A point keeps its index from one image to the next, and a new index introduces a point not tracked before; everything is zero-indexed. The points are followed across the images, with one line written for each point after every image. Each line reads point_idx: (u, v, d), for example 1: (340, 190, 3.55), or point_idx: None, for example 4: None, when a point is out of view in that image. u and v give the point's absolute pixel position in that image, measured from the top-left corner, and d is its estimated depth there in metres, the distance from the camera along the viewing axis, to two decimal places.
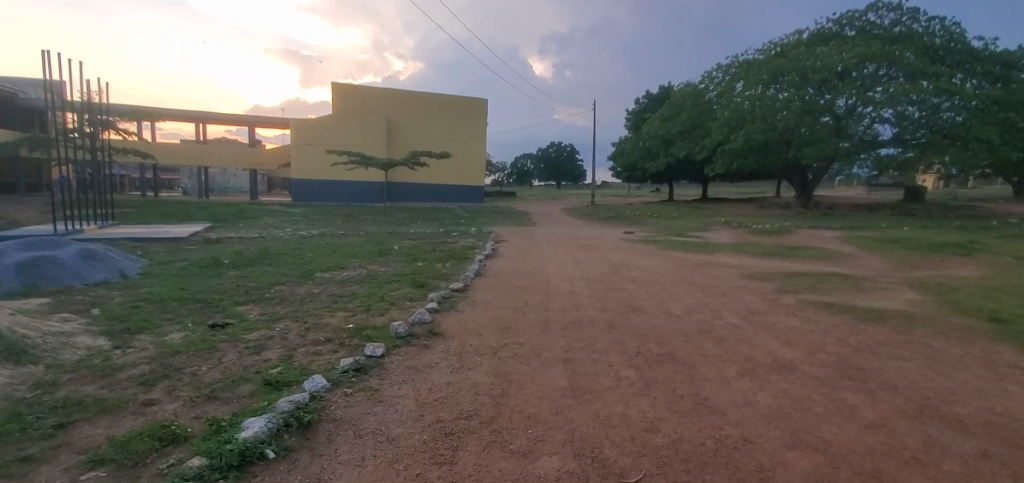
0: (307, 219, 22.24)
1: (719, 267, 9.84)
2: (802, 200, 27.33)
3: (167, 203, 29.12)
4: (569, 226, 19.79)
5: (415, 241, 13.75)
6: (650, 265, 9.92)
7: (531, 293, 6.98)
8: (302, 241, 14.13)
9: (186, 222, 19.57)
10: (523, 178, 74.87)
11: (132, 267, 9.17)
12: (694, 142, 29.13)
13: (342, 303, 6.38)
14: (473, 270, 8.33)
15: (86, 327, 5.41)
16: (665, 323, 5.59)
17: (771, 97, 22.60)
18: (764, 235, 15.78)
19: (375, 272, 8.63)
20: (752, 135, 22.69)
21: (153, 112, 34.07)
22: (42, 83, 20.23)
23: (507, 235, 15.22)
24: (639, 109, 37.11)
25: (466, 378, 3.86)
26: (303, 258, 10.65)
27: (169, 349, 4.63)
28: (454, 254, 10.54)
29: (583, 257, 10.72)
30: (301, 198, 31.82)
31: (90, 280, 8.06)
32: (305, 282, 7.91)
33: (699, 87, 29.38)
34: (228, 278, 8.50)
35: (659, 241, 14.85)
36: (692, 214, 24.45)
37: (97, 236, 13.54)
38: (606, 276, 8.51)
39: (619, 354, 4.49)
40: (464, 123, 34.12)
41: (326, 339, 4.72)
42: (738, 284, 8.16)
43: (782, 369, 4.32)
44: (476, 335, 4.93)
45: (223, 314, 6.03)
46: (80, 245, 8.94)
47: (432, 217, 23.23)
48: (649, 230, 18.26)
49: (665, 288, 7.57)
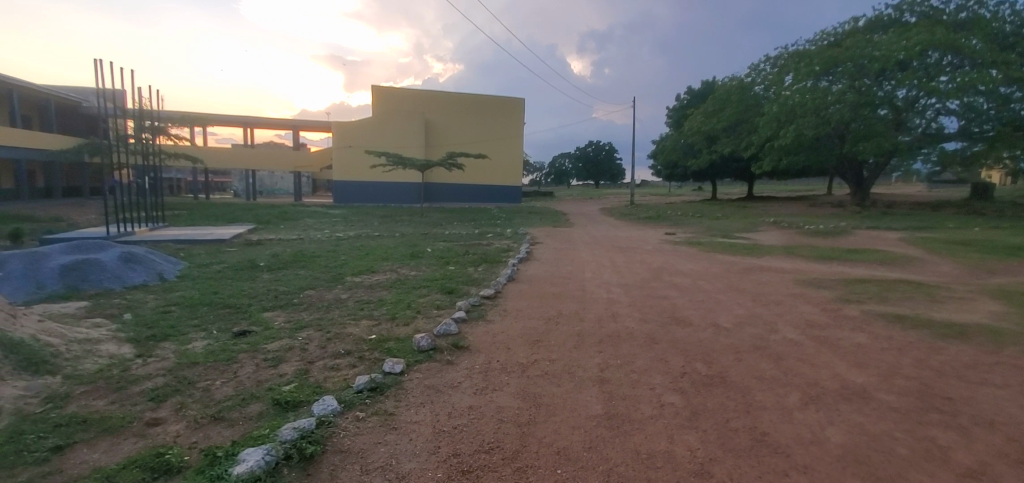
0: (346, 220, 22.53)
1: (770, 273, 9.11)
2: (857, 197, 25.75)
3: (216, 205, 30.22)
4: (607, 227, 19.18)
5: (450, 243, 13.53)
6: (694, 270, 9.32)
7: (566, 301, 6.57)
8: (338, 243, 14.16)
9: (231, 224, 20.15)
10: (561, 178, 74.18)
11: (171, 269, 9.31)
12: (740, 138, 27.85)
13: (368, 311, 6.14)
14: (506, 275, 7.95)
15: (114, 333, 5.41)
16: (712, 338, 5.07)
17: (824, 90, 21.26)
18: (818, 237, 14.74)
19: (405, 276, 8.39)
20: (803, 130, 21.40)
21: (204, 118, 35.47)
22: (99, 92, 21.30)
23: (543, 237, 14.78)
24: (681, 105, 35.88)
25: (490, 400, 3.50)
26: (336, 260, 10.58)
27: (187, 360, 4.48)
28: (487, 257, 10.22)
29: (621, 261, 10.18)
30: (342, 199, 32.39)
31: (130, 283, 8.20)
32: (334, 286, 7.76)
33: (746, 80, 28.07)
34: (261, 282, 8.47)
35: (703, 242, 14.12)
36: (737, 214, 23.33)
37: (145, 238, 13.97)
38: (646, 282, 8.00)
39: (661, 375, 4.03)
40: (501, 123, 33.88)
41: (345, 352, 4.46)
42: (793, 292, 7.46)
43: (853, 398, 3.74)
44: (504, 349, 4.57)
45: (248, 321, 5.92)
46: (123, 248, 9.15)
47: (468, 218, 23.08)
48: (692, 230, 17.41)
49: (712, 296, 6.98)
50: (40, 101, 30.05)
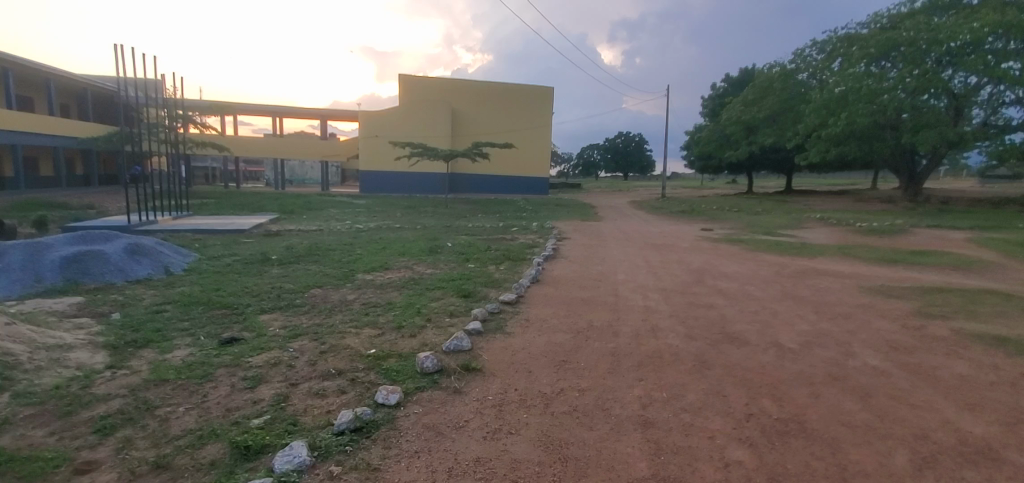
0: (370, 211, 22.11)
1: (827, 278, 8.06)
2: (910, 191, 23.97)
3: (243, 194, 30.30)
4: (638, 221, 18.19)
5: (472, 237, 12.82)
6: (740, 272, 8.37)
7: (598, 309, 5.75)
8: (357, 235, 13.61)
9: (254, 213, 19.93)
10: (590, 170, 72.49)
11: (179, 262, 8.88)
12: (783, 128, 26.25)
13: (372, 317, 5.46)
14: (530, 277, 7.14)
15: (92, 338, 4.89)
16: (776, 363, 4.19)
17: (878, 77, 19.73)
18: (872, 236, 13.46)
19: (419, 275, 7.70)
20: (855, 119, 19.79)
21: (233, 108, 35.56)
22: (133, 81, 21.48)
23: (571, 232, 13.90)
24: (718, 94, 34.24)
25: (503, 451, 2.74)
26: (350, 255, 9.99)
27: (156, 376, 3.88)
28: (509, 254, 9.44)
29: (657, 260, 9.24)
30: (368, 189, 32.06)
31: (132, 277, 7.79)
32: (343, 285, 7.13)
33: (790, 67, 26.52)
34: (270, 277, 7.95)
35: (745, 240, 13.05)
36: (778, 209, 21.94)
37: (165, 229, 13.68)
38: (688, 286, 7.11)
39: (721, 416, 3.20)
40: (529, 113, 32.97)
41: (336, 371, 3.78)
42: (861, 303, 6.44)
43: (979, 461, 2.85)
44: (526, 373, 3.81)
45: (242, 325, 5.33)
46: (129, 238, 8.76)
47: (494, 209, 22.37)
48: (731, 226, 16.24)
49: (766, 307, 6.04)
50: (77, 90, 30.60)
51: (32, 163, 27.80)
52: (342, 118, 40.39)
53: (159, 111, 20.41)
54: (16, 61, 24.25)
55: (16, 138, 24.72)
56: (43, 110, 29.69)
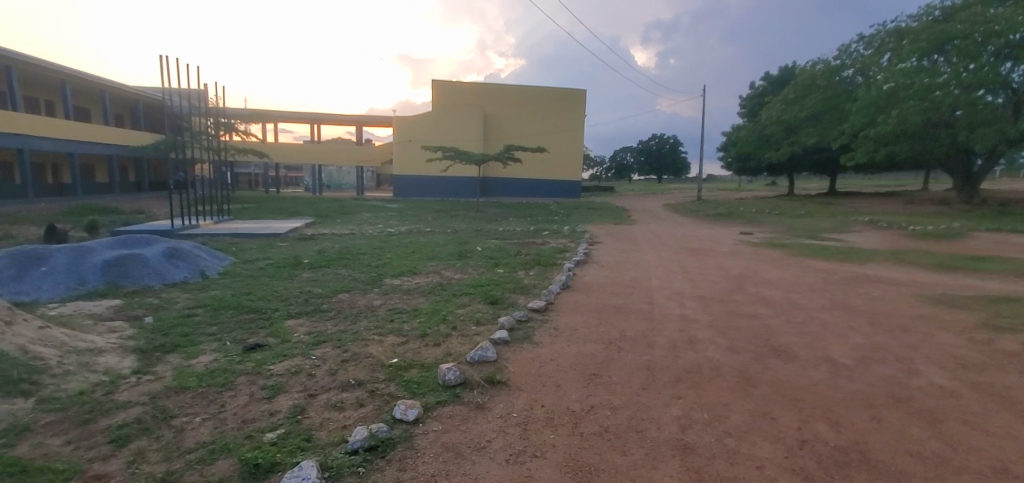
0: (402, 215, 22.29)
1: (880, 286, 7.49)
2: (966, 192, 22.47)
3: (282, 199, 31.11)
4: (673, 225, 17.64)
5: (502, 241, 12.65)
6: (783, 278, 7.88)
7: (631, 318, 5.45)
8: (388, 239, 13.65)
9: (291, 217, 20.36)
10: (623, 173, 71.44)
11: (214, 265, 9.04)
12: (828, 127, 25.09)
13: (397, 323, 5.32)
14: (561, 283, 6.89)
15: (122, 343, 4.95)
16: (829, 381, 3.81)
17: (931, 72, 18.55)
18: (928, 240, 12.58)
19: (447, 280, 7.57)
20: (906, 116, 18.66)
21: (273, 115, 36.66)
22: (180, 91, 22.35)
23: (604, 236, 13.55)
24: (757, 93, 33.13)
25: (527, 477, 2.53)
26: (379, 259, 9.97)
27: (178, 383, 3.85)
28: (539, 259, 9.22)
29: (694, 266, 8.83)
30: (401, 193, 32.42)
31: (169, 280, 7.95)
32: (370, 290, 7.07)
33: (834, 64, 25.38)
34: (299, 281, 7.97)
35: (788, 244, 12.41)
36: (822, 212, 20.94)
37: (205, 233, 14.05)
38: (727, 294, 6.72)
39: (769, 442, 2.89)
40: (561, 115, 32.68)
41: (356, 382, 3.64)
42: (921, 314, 5.91)
43: None
44: (554, 388, 3.57)
45: (268, 330, 5.30)
46: (168, 242, 8.97)
47: (525, 213, 22.18)
48: (772, 230, 15.54)
49: (815, 317, 5.60)
50: (129, 101, 32.17)
51: (88, 170, 29.36)
52: (377, 124, 41.08)
53: (202, 119, 21.16)
54: (74, 74, 25.65)
55: (73, 147, 26.12)
56: (99, 120, 31.33)
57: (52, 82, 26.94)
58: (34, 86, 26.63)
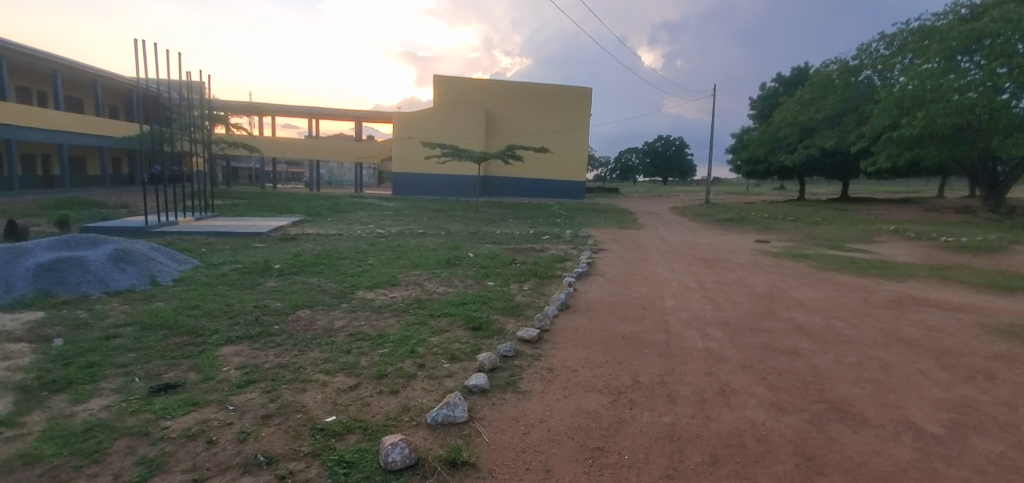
0: (398, 214, 21.23)
1: (933, 311, 6.42)
2: (989, 201, 21.28)
3: (276, 195, 30.14)
4: (683, 230, 16.57)
5: (497, 246, 11.59)
6: (818, 299, 6.85)
7: (645, 355, 4.40)
8: (376, 241, 12.61)
9: (279, 215, 19.29)
10: (627, 173, 69.99)
11: (170, 271, 8.00)
12: (845, 130, 23.94)
13: (353, 357, 4.27)
14: (559, 302, 5.84)
15: (7, 376, 4.01)
16: (924, 468, 2.81)
17: (959, 74, 17.30)
18: (965, 254, 11.49)
19: (427, 295, 6.51)
20: (934, 119, 17.44)
21: (270, 109, 35.65)
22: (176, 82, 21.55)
23: (609, 242, 12.44)
24: (767, 95, 32.00)
25: None
26: (359, 266, 8.92)
27: (35, 447, 2.91)
28: (536, 269, 8.14)
29: (712, 281, 7.75)
30: (401, 192, 31.39)
31: (112, 288, 6.95)
32: (335, 306, 6.05)
33: (852, 64, 24.14)
34: (260, 292, 6.94)
35: (810, 254, 11.38)
36: (840, 219, 19.77)
37: (180, 231, 13.01)
38: (757, 319, 5.69)
39: None
40: (567, 114, 31.58)
41: (264, 458, 2.65)
42: (998, 353, 4.88)
43: None
44: (540, 477, 2.57)
45: (190, 362, 4.29)
46: (118, 243, 7.98)
47: (526, 215, 21.08)
48: (790, 239, 14.40)
49: (872, 358, 4.57)
50: (123, 92, 31.17)
51: (78, 162, 28.35)
52: (376, 120, 40.00)
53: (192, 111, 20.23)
54: (63, 62, 24.60)
55: (62, 137, 25.09)
56: (90, 110, 30.36)
57: (42, 71, 26.01)
58: (22, 74, 25.60)
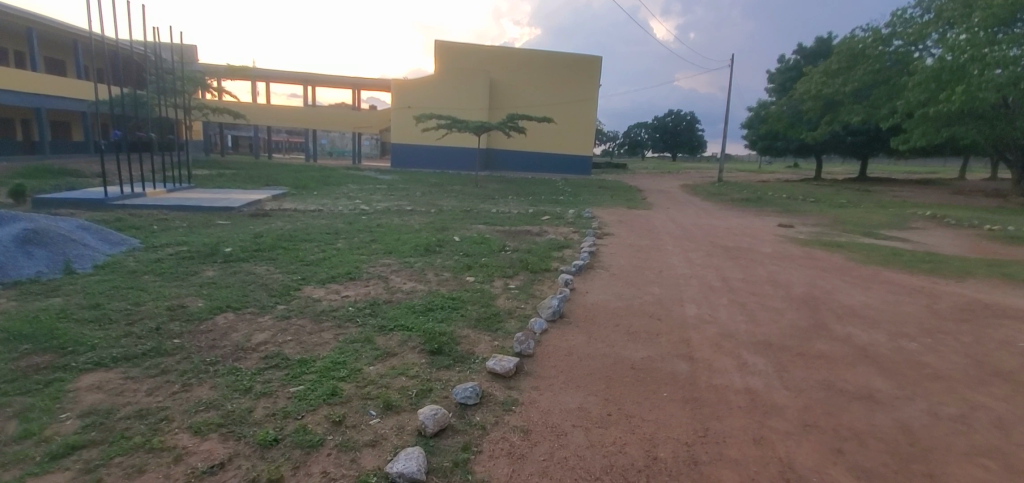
0: (391, 188, 19.90)
1: (1019, 326, 5.09)
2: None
3: (266, 165, 28.65)
4: (695, 211, 15.21)
5: (489, 227, 10.26)
6: (872, 306, 5.52)
7: (663, 402, 3.11)
8: (355, 220, 11.32)
9: (264, 188, 17.94)
10: (636, 149, 67.96)
11: (95, 254, 6.75)
12: (874, 104, 22.09)
13: (248, 400, 2.99)
14: (551, 311, 4.53)
15: None
16: None
17: (1000, 47, 15.29)
18: (1016, 245, 10.10)
19: (388, 295, 5.20)
20: (976, 93, 15.49)
21: (264, 76, 33.90)
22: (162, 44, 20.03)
23: (615, 225, 11.05)
24: (786, 67, 30.01)
25: None
26: (322, 251, 7.62)
27: None
28: (528, 260, 6.83)
29: (739, 279, 6.43)
30: (398, 164, 29.95)
31: (10, 276, 5.73)
32: (265, 311, 4.73)
33: (884, 32, 22.12)
34: (187, 286, 5.66)
35: (841, 243, 10.04)
36: (869, 201, 18.24)
37: (141, 204, 11.71)
38: (807, 339, 4.37)
39: None
40: (574, 83, 29.72)
41: None
42: None
43: None
44: None
45: (23, 401, 3.04)
46: (32, 221, 6.72)
47: (527, 191, 19.68)
48: (816, 223, 12.97)
49: (980, 409, 3.26)
50: None
51: (63, 128, 26.97)
52: (374, 89, 38.17)
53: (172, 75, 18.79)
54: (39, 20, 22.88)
55: (40, 101, 23.53)
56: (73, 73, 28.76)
57: (19, 29, 24.39)
58: None
